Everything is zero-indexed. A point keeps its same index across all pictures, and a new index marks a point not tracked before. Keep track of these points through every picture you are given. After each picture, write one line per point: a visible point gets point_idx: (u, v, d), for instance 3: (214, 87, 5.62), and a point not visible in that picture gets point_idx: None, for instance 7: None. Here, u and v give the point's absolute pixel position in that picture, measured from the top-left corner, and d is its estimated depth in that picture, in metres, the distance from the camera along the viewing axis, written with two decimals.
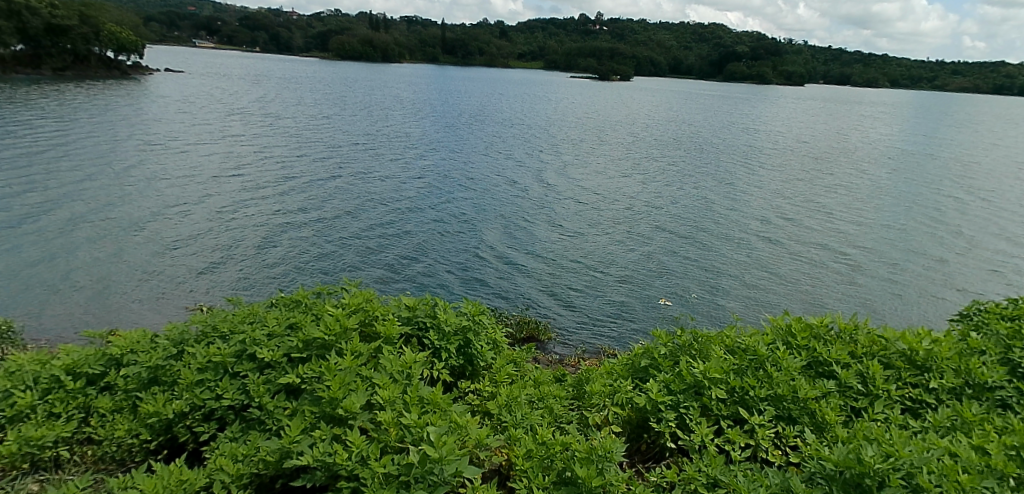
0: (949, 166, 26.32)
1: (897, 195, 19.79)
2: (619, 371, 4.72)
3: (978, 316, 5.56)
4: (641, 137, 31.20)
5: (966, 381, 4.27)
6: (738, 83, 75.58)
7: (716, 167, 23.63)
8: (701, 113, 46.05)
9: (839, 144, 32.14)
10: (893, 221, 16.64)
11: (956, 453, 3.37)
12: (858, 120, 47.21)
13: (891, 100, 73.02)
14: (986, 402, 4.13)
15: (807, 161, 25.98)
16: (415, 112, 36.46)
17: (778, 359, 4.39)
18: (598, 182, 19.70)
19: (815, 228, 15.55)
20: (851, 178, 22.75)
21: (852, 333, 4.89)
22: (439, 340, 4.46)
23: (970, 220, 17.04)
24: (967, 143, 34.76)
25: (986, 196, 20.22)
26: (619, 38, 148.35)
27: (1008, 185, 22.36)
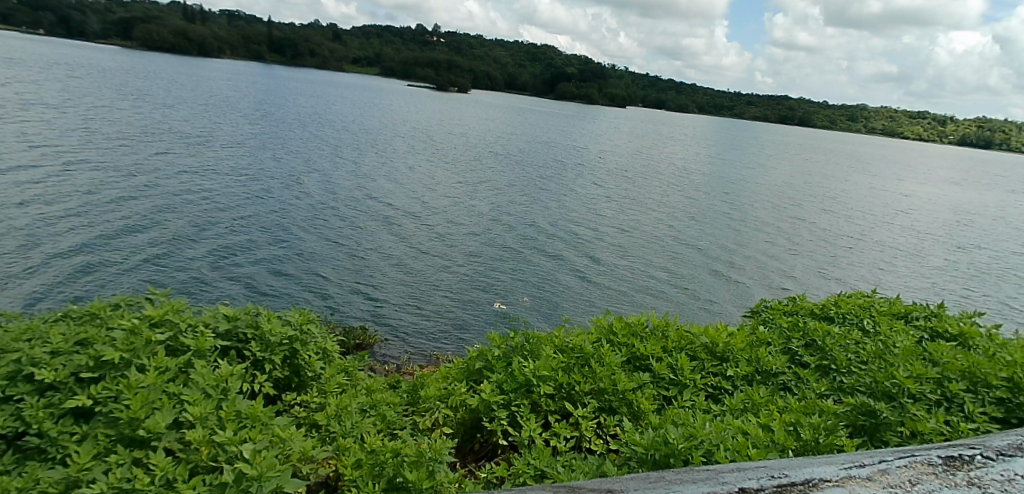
0: (737, 184, 30.27)
1: (694, 208, 22.53)
2: (454, 374, 4.75)
3: (765, 312, 6.40)
4: (478, 149, 32.23)
5: (755, 369, 4.92)
6: (571, 102, 80.95)
7: (545, 179, 25.11)
8: (538, 128, 48.65)
9: (646, 162, 35.41)
10: (689, 232, 18.72)
11: (745, 431, 3.87)
12: (671, 141, 52.78)
13: (698, 125, 82.74)
14: (771, 385, 4.78)
15: (623, 176, 28.56)
16: (242, 113, 34.16)
17: (601, 356, 4.70)
18: (433, 192, 20.01)
19: (627, 238, 17.16)
20: (658, 191, 25.49)
21: (664, 330, 5.39)
22: (262, 352, 4.15)
23: (748, 232, 19.69)
24: (753, 166, 40.47)
25: (760, 211, 23.68)
26: (462, 51, 151.48)
27: (771, 202, 26.25)
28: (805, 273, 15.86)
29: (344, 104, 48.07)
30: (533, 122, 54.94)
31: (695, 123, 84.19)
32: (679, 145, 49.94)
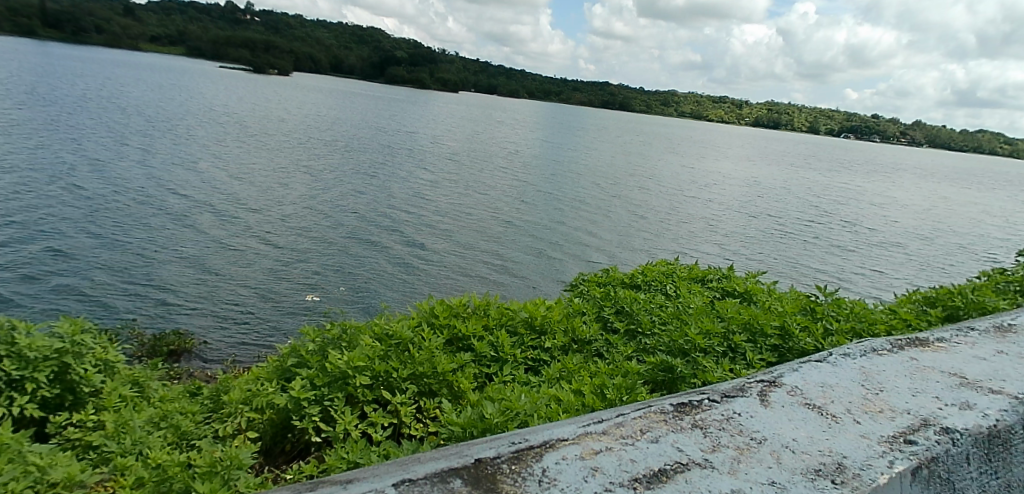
0: (569, 170, 32.04)
1: (526, 193, 23.50)
2: (266, 374, 4.52)
3: (583, 284, 6.79)
4: (313, 140, 30.99)
5: (572, 339, 5.20)
6: (416, 92, 80.42)
7: (381, 170, 24.79)
8: (381, 118, 47.80)
9: (485, 149, 36.09)
10: (520, 215, 19.50)
11: (559, 399, 4.10)
12: (513, 130, 54.43)
13: (540, 113, 86.12)
14: (586, 353, 5.08)
15: (461, 164, 29.01)
16: (27, 104, 29.80)
17: (419, 340, 4.70)
18: (257, 187, 19.01)
19: (458, 223, 17.51)
20: (493, 178, 26.25)
21: (486, 309, 5.51)
22: (21, 370, 3.63)
23: (575, 212, 20.97)
24: (587, 152, 43.01)
25: (589, 193, 25.29)
26: (300, 37, 143.77)
27: (597, 185, 28.02)
28: (622, 246, 17.19)
29: (158, 93, 43.53)
30: (375, 111, 53.57)
31: (537, 112, 87.53)
32: (519, 131, 51.47)
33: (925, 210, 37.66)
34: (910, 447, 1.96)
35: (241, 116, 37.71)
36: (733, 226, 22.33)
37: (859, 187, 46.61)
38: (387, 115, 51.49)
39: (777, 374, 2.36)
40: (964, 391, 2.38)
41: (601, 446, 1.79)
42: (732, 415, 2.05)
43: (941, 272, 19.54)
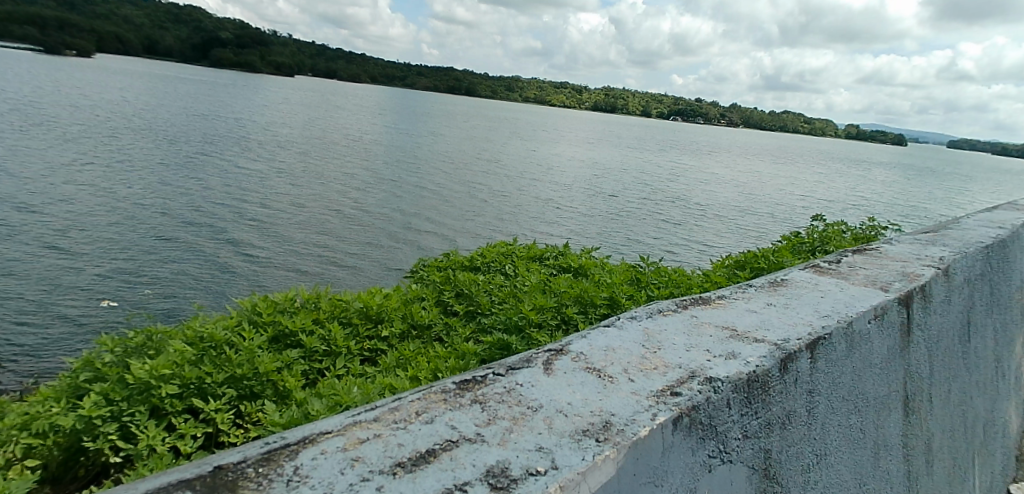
0: (422, 184, 32.71)
1: (375, 217, 23.92)
2: (61, 394, 4.49)
3: (423, 270, 7.09)
4: (142, 166, 29.07)
5: (408, 325, 5.40)
6: (265, 104, 77.09)
7: (219, 201, 23.95)
8: (223, 132, 45.39)
9: (338, 168, 35.44)
10: (366, 245, 19.95)
11: (396, 385, 4.10)
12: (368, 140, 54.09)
13: (398, 118, 85.96)
14: (424, 337, 5.29)
15: (309, 187, 28.71)
16: None
17: (237, 343, 4.72)
18: (74, 234, 17.83)
19: (301, 261, 17.64)
20: (342, 201, 26.31)
21: (315, 303, 5.60)
22: None
23: (422, 235, 21.75)
24: (441, 162, 43.91)
25: (438, 210, 26.17)
26: (126, 34, 130.71)
27: (450, 200, 28.74)
28: None
29: None
30: (217, 123, 50.36)
31: (395, 117, 87.25)
32: (375, 143, 50.96)
33: (744, 187, 42.54)
34: (675, 399, 2.11)
35: (55, 135, 34.18)
36: (575, 230, 24.03)
37: (691, 172, 51.60)
38: (231, 127, 48.96)
39: (565, 342, 2.42)
40: (730, 342, 2.61)
41: (369, 434, 1.70)
42: (513, 387, 2.06)
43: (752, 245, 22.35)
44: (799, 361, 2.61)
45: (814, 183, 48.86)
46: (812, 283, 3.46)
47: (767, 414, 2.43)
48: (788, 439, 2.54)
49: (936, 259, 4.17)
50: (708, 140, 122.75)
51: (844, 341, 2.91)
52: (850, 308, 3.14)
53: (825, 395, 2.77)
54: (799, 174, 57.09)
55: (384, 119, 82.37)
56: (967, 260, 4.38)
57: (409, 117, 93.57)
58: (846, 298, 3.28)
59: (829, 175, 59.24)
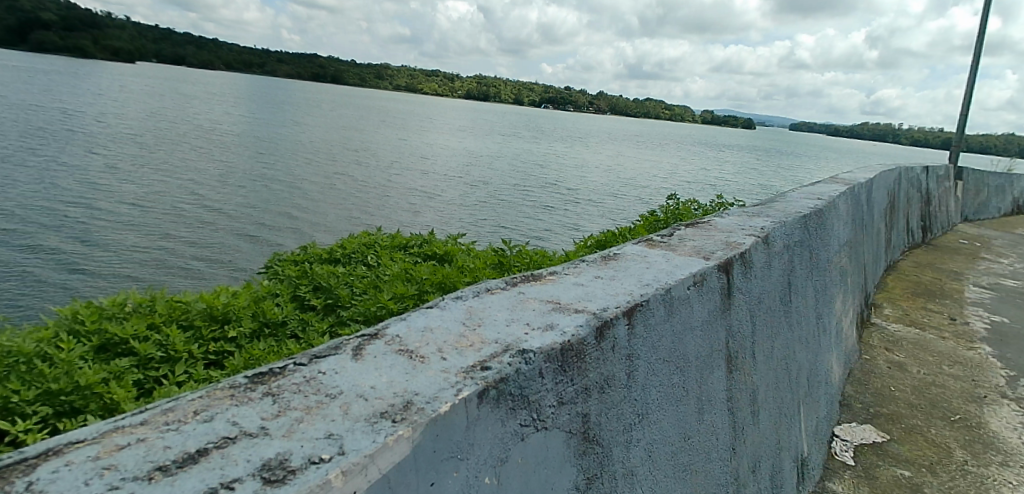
0: (296, 183, 31.60)
1: (242, 219, 22.87)
2: None
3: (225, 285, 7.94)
4: None
5: (221, 337, 6.39)
6: (118, 97, 70.55)
7: (60, 208, 21.83)
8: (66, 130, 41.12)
9: (197, 167, 33.04)
10: (230, 249, 19.05)
11: None
12: (238, 135, 51.15)
13: (273, 110, 81.86)
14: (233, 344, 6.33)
15: (168, 189, 26.82)
16: None
17: (48, 360, 5.23)
18: None
19: (155, 269, 16.54)
20: (205, 203, 24.87)
21: (125, 319, 6.30)
22: None
23: (293, 236, 21.08)
24: (318, 157, 42.49)
25: (311, 210, 25.44)
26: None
27: (323, 200, 27.87)
28: None
29: None
30: (58, 120, 45.48)
31: (270, 109, 83.00)
32: (243, 140, 48.07)
33: (616, 171, 44.77)
34: (483, 373, 2.13)
35: None
36: (452, 224, 24.26)
37: (571, 158, 53.48)
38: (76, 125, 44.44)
39: (381, 326, 2.40)
40: (552, 315, 2.70)
41: (130, 439, 1.60)
42: (314, 375, 2.01)
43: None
44: (616, 329, 2.76)
45: (678, 165, 52.47)
46: (642, 256, 3.61)
47: (583, 381, 2.54)
48: (606, 401, 2.68)
49: (758, 227, 4.45)
50: (585, 127, 127.65)
51: (662, 307, 3.07)
52: (670, 276, 3.29)
53: (645, 359, 2.93)
54: (666, 157, 61.06)
55: (256, 112, 78.07)
56: (787, 227, 4.72)
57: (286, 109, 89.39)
58: (670, 266, 3.46)
59: (692, 157, 63.81)
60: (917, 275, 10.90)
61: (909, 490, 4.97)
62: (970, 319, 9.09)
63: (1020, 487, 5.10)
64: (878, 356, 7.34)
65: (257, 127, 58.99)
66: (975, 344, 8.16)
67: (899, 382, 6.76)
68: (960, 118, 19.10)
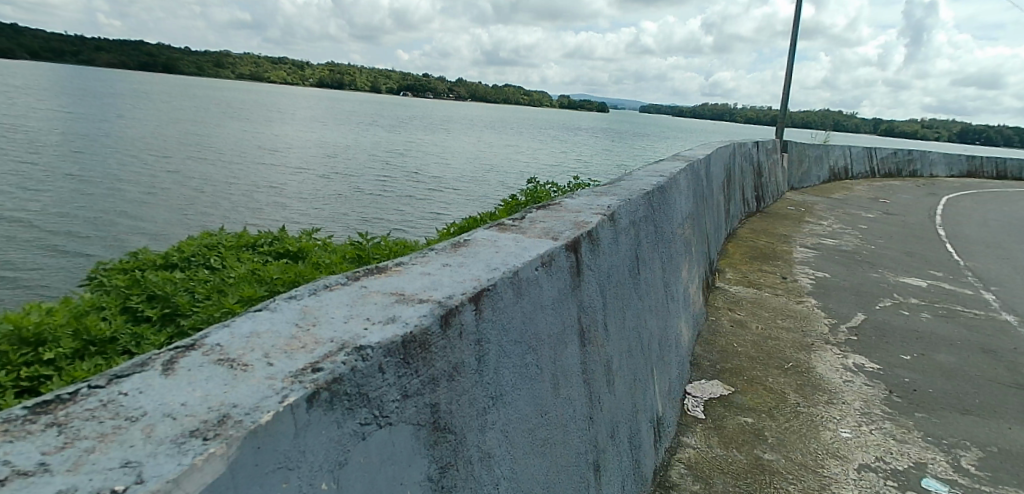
0: (134, 185, 28.73)
1: (67, 229, 20.41)
2: None
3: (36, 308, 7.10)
4: None
5: (37, 361, 5.73)
6: None
7: None
8: None
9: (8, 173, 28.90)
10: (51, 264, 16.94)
11: None
12: (59, 133, 45.35)
13: (103, 105, 73.47)
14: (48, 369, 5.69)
15: None
16: None
17: None
18: None
19: None
20: (19, 214, 21.86)
21: None
22: None
23: (132, 244, 19.16)
24: (159, 155, 38.85)
25: (152, 214, 23.26)
26: None
27: (163, 203, 25.35)
28: None
29: None
30: None
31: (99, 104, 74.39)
32: (65, 139, 42.63)
33: (483, 157, 45.15)
34: (313, 375, 1.87)
35: None
36: (314, 220, 23.17)
37: (439, 146, 53.27)
38: None
39: (200, 336, 2.21)
40: (394, 307, 2.49)
41: None
42: (113, 399, 1.80)
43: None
44: (463, 315, 2.50)
45: (542, 149, 54.02)
46: (491, 240, 3.49)
47: (430, 372, 2.27)
48: (457, 392, 2.42)
49: (604, 206, 4.54)
50: (451, 113, 127.34)
51: (510, 289, 2.83)
52: (518, 258, 3.10)
53: (497, 342, 2.69)
54: (531, 141, 62.60)
55: (82, 107, 69.59)
56: (631, 204, 4.91)
57: (118, 102, 80.52)
58: (520, 247, 3.30)
59: (554, 141, 65.97)
60: (754, 241, 12.12)
61: (752, 435, 5.49)
62: (797, 276, 10.26)
63: (841, 421, 5.85)
64: (722, 316, 8.07)
65: (84, 124, 52.72)
66: (802, 298, 9.23)
67: (740, 338, 7.47)
68: (784, 97, 21.31)
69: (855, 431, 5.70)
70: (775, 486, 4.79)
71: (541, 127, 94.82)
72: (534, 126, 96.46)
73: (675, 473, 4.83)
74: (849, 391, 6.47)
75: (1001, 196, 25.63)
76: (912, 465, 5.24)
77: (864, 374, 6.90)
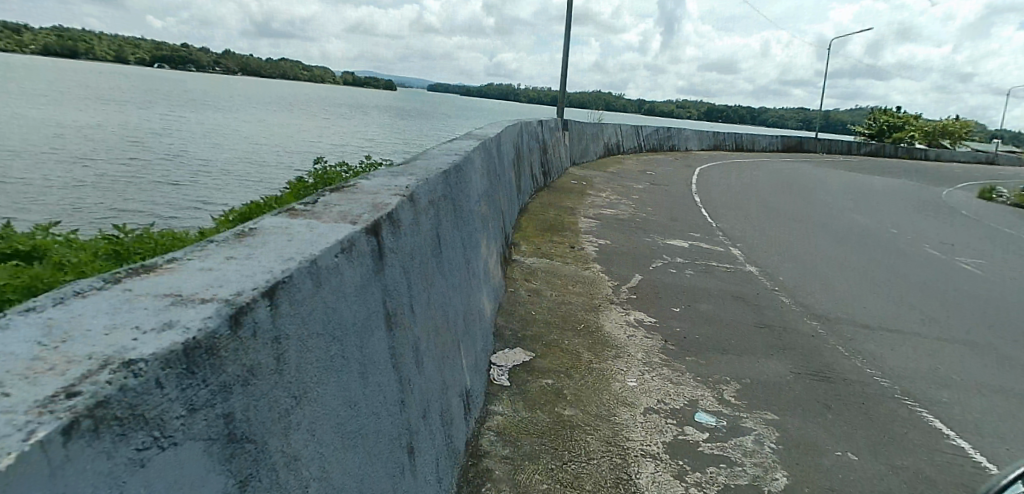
0: None
1: None
2: None
3: None
4: None
5: None
6: None
7: None
8: None
9: None
10: None
11: None
12: None
13: None
14: None
15: None
16: None
17: None
18: None
19: None
20: None
21: None
22: None
23: None
24: None
25: None
26: None
27: None
28: None
29: None
30: None
31: None
32: None
33: (262, 136, 41.44)
34: (69, 401, 1.50)
35: None
36: (47, 213, 19.21)
37: (208, 125, 47.68)
38: None
39: None
40: (171, 311, 2.13)
41: None
42: None
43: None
44: (257, 312, 2.24)
45: (328, 127, 51.32)
46: (282, 227, 3.20)
47: (220, 379, 1.99)
48: (254, 396, 2.17)
49: (403, 187, 4.45)
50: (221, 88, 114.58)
51: (308, 280, 2.61)
52: (314, 246, 2.87)
53: (297, 338, 2.47)
54: (315, 118, 59.11)
55: None
56: (430, 184, 4.87)
57: None
58: (316, 234, 3.07)
59: (341, 119, 63.13)
60: (545, 214, 12.96)
61: (552, 394, 5.92)
62: (584, 245, 11.23)
63: (628, 372, 6.57)
64: (520, 286, 8.53)
65: None
66: (589, 264, 10.13)
67: (538, 306, 7.98)
68: (563, 79, 22.96)
69: (639, 380, 6.44)
70: (576, 439, 5.24)
71: (325, 103, 89.92)
72: (317, 103, 90.89)
73: (486, 441, 5.02)
74: (633, 344, 7.30)
75: (733, 167, 30.74)
76: (687, 404, 6.09)
77: (644, 328, 7.82)
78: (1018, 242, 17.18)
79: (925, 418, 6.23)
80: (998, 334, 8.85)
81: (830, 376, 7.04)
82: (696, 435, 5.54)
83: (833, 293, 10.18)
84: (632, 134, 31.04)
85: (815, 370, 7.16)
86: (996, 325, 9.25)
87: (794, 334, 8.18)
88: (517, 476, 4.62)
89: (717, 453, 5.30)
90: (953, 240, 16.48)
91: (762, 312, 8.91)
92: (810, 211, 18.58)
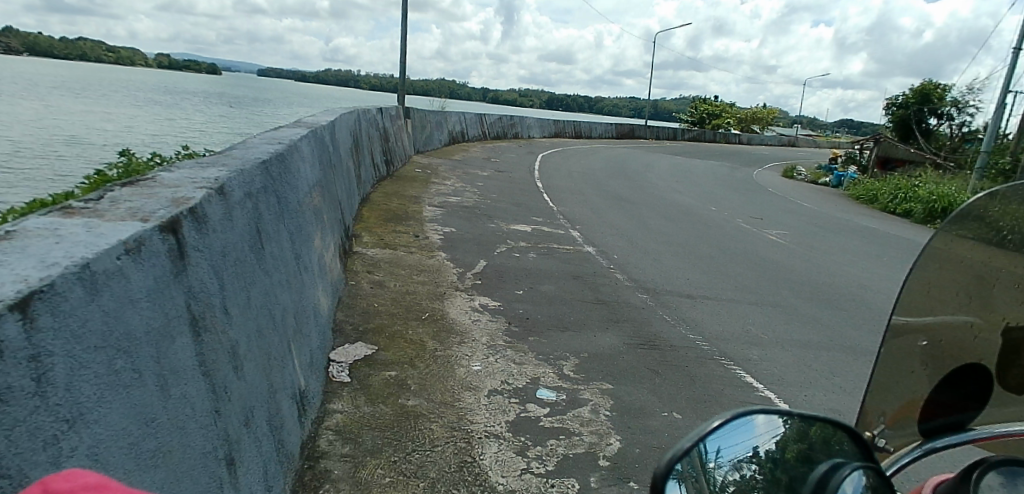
0: None
1: None
2: None
3: None
4: None
5: None
6: None
7: None
8: None
9: None
10: None
11: None
12: None
13: None
14: None
15: None
16: None
17: None
18: None
19: None
20: None
21: None
22: None
23: None
24: None
25: None
26: None
27: None
28: None
29: None
30: None
31: None
32: None
33: (52, 120, 35.61)
34: None
35: None
36: None
37: None
38: None
39: None
40: None
41: None
42: None
43: (60, 181, 18.93)
44: (5, 328, 1.90)
45: (139, 110, 45.57)
46: (50, 228, 2.77)
47: None
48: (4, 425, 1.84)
49: (210, 179, 4.07)
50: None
51: (76, 288, 2.28)
52: (89, 248, 2.53)
53: (66, 355, 2.14)
54: (121, 101, 52.14)
55: None
56: (243, 176, 4.51)
57: None
58: (94, 235, 2.71)
59: (157, 102, 56.36)
60: (387, 204, 12.68)
61: (395, 386, 5.84)
62: (428, 233, 11.17)
63: (472, 357, 6.68)
64: (361, 279, 8.29)
65: None
66: (433, 253, 10.09)
67: (381, 298, 7.82)
68: (404, 66, 22.55)
69: (483, 363, 6.57)
70: (421, 428, 5.22)
71: (135, 84, 79.72)
72: (127, 83, 80.33)
73: (324, 442, 4.83)
74: (477, 329, 7.43)
75: (573, 153, 32.31)
76: (530, 382, 6.32)
77: (488, 313, 7.99)
78: (810, 214, 19.94)
79: (735, 374, 7.04)
80: (793, 295, 10.27)
81: (658, 344, 7.70)
82: (538, 411, 5.78)
83: (661, 267, 11.13)
84: (477, 122, 31.36)
85: (643, 339, 7.78)
86: (791, 287, 10.70)
87: (627, 308, 8.82)
88: (358, 473, 4.51)
89: (557, 426, 5.57)
90: (760, 214, 18.73)
91: (599, 289, 9.50)
92: (643, 193, 20.11)
